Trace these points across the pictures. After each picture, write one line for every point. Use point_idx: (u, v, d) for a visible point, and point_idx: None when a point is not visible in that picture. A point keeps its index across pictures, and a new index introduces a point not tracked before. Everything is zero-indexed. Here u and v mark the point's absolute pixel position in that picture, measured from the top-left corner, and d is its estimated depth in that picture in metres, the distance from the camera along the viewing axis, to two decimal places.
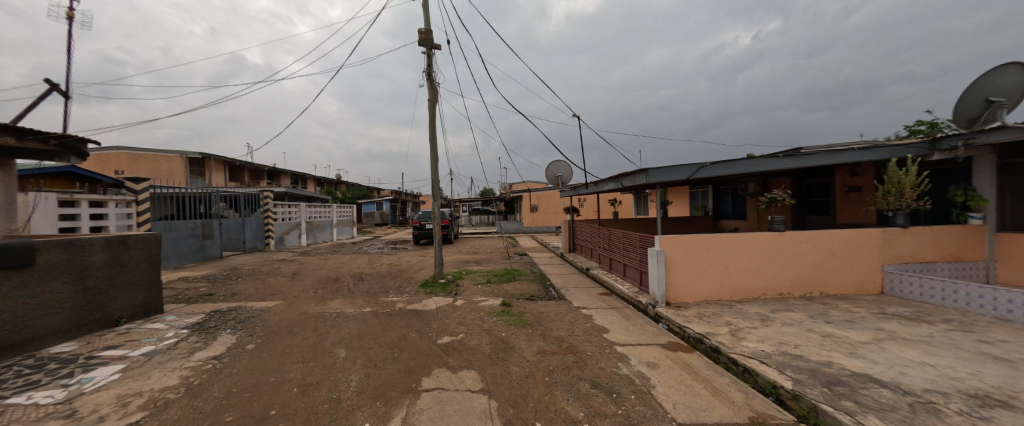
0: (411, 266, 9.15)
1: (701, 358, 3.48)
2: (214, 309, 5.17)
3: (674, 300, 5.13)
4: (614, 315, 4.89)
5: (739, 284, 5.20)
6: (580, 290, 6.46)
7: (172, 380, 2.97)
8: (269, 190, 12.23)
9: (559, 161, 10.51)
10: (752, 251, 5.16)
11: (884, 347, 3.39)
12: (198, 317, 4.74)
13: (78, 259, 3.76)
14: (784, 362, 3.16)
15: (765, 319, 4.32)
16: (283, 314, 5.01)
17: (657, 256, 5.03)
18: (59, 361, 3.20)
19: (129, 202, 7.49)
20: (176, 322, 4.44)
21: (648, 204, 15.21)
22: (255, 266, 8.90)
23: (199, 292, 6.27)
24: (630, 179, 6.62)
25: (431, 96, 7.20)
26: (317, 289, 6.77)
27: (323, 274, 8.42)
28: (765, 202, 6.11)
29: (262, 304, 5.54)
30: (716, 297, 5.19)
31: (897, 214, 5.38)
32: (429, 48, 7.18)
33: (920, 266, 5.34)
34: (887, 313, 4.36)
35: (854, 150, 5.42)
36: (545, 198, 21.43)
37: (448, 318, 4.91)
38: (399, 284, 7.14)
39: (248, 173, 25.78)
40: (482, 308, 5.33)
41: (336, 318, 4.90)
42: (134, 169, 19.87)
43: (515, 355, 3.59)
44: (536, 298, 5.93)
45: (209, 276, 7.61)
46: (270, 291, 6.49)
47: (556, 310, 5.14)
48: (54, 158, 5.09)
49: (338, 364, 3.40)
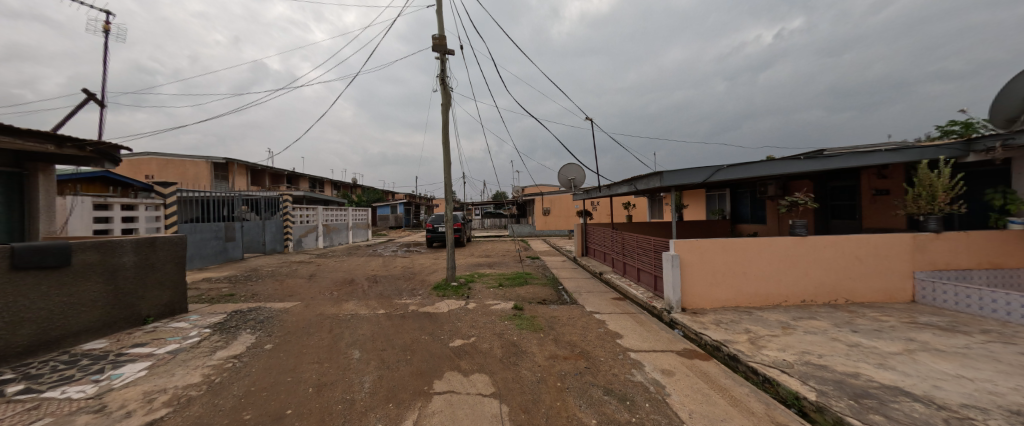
0: (423, 269, 9.22)
1: (718, 367, 3.36)
2: (235, 309, 5.33)
3: (690, 306, 5.02)
4: (628, 321, 4.80)
5: (758, 291, 5.03)
6: (593, 295, 6.37)
7: (195, 378, 3.07)
8: (287, 194, 12.60)
9: (571, 164, 10.46)
10: (773, 255, 5.01)
11: (916, 359, 3.21)
12: (220, 317, 4.89)
13: (109, 260, 3.94)
14: (808, 372, 3.03)
15: (787, 327, 4.17)
16: (300, 315, 5.12)
17: (672, 260, 4.95)
18: (91, 358, 3.36)
19: (158, 206, 7.62)
20: (200, 321, 4.60)
21: (663, 207, 15.02)
22: (274, 268, 9.14)
23: (221, 293, 6.50)
24: (643, 183, 6.44)
25: (444, 101, 7.28)
26: (332, 291, 6.90)
27: (339, 276, 8.58)
28: (785, 205, 5.34)
29: (280, 305, 5.70)
30: (735, 303, 5.04)
31: (928, 218, 5.11)
32: (442, 53, 7.29)
33: (955, 273, 5.05)
34: (919, 322, 4.14)
35: (881, 152, 5.21)
36: (557, 201, 21.33)
37: (460, 320, 4.94)
38: (412, 287, 7.20)
39: (268, 178, 26.76)
40: (494, 311, 5.32)
41: (351, 320, 4.98)
42: (163, 174, 20.94)
43: (527, 359, 3.57)
44: (548, 302, 5.89)
45: (231, 277, 7.86)
46: (288, 293, 6.67)
47: (568, 314, 5.10)
48: (90, 164, 5.28)
49: (353, 365, 3.45)
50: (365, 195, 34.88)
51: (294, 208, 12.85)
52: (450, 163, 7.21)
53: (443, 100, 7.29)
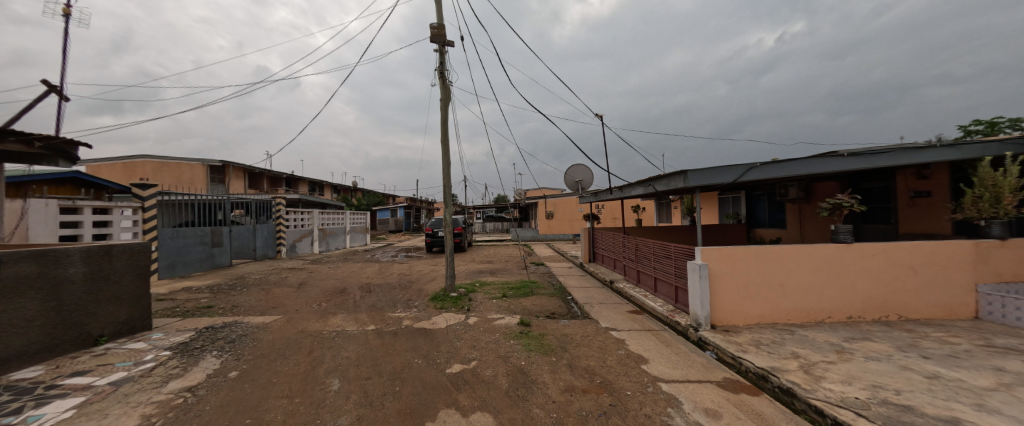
0: (421, 277, 8.63)
1: (772, 405, 2.76)
2: (206, 325, 4.74)
3: (722, 323, 4.42)
4: (651, 340, 4.19)
5: (798, 306, 4.43)
6: (606, 307, 5.76)
7: (130, 421, 2.49)
8: (280, 196, 12.05)
9: (578, 164, 9.89)
10: (814, 265, 4.42)
11: (1020, 397, 2.60)
12: (187, 335, 4.30)
13: (51, 272, 3.40)
14: (892, 417, 2.42)
15: (841, 351, 3.56)
16: (279, 332, 4.53)
17: (700, 271, 4.36)
18: (12, 392, 2.78)
19: (135, 208, 7.17)
20: (161, 341, 4.01)
21: (672, 210, 14.43)
22: (263, 276, 8.58)
23: (198, 305, 5.93)
24: (663, 183, 5.80)
25: (443, 95, 6.74)
26: (320, 302, 6.32)
27: (330, 285, 7.99)
28: (826, 208, 4.64)
29: (259, 320, 5.12)
30: (771, 320, 4.43)
31: (991, 224, 4.51)
32: (441, 44, 6.77)
33: (1022, 286, 4.43)
34: (997, 346, 3.51)
35: (936, 148, 4.63)
36: (561, 205, 20.74)
37: (459, 339, 4.34)
38: (408, 297, 6.61)
39: (267, 181, 26.35)
40: (497, 328, 4.72)
41: (336, 338, 4.38)
42: (159, 177, 20.57)
43: (538, 393, 2.96)
44: (557, 316, 5.28)
45: (213, 286, 7.28)
46: (272, 305, 6.09)
47: (581, 332, 4.49)
48: (41, 162, 4.70)
49: (328, 400, 2.86)
50: (365, 199, 34.47)
51: (288, 212, 12.32)
52: (449, 163, 6.65)
53: (442, 95, 6.75)
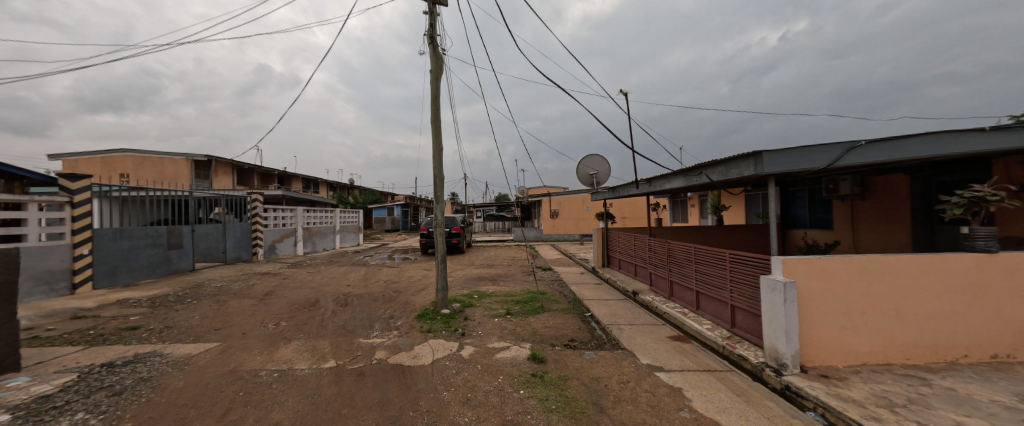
0: (411, 286, 7.37)
1: None
2: (105, 361, 3.49)
3: (815, 363, 3.17)
4: (720, 390, 2.93)
5: (923, 341, 3.18)
6: (640, 332, 4.50)
7: None
8: (257, 192, 10.84)
9: (592, 155, 8.64)
10: (946, 284, 3.16)
11: None
12: (64, 380, 3.05)
13: None
14: None
15: None
16: (200, 372, 3.28)
17: (787, 292, 3.09)
18: None
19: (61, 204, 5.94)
20: (10, 395, 2.74)
21: (688, 209, 13.16)
22: (225, 283, 7.33)
23: (121, 326, 4.67)
24: (718, 171, 4.61)
25: (433, 65, 5.50)
26: (278, 321, 5.05)
27: (301, 295, 6.73)
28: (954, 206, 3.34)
29: (184, 351, 3.85)
30: (885, 359, 3.19)
31: None
32: (432, 3, 5.53)
33: None
34: None
35: None
36: (566, 203, 19.51)
37: (448, 386, 3.10)
38: (389, 314, 5.35)
39: (257, 178, 25.11)
40: (501, 365, 3.48)
41: (275, 382, 3.13)
42: (139, 173, 19.34)
43: None
44: (579, 345, 4.02)
45: (157, 298, 6.04)
46: (216, 325, 4.84)
47: (618, 375, 3.23)
48: None
49: None
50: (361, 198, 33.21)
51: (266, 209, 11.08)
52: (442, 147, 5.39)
53: (433, 65, 5.50)
